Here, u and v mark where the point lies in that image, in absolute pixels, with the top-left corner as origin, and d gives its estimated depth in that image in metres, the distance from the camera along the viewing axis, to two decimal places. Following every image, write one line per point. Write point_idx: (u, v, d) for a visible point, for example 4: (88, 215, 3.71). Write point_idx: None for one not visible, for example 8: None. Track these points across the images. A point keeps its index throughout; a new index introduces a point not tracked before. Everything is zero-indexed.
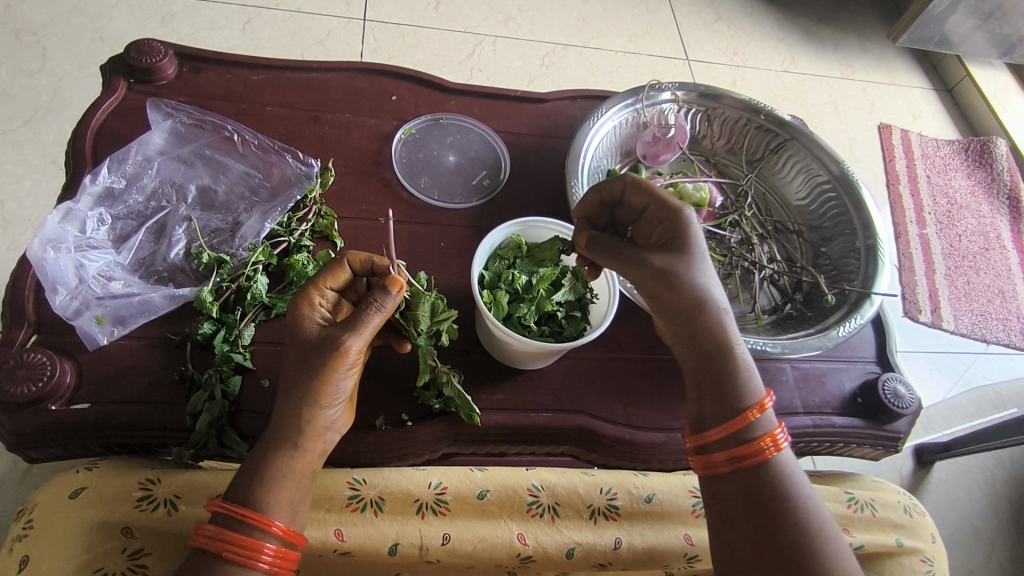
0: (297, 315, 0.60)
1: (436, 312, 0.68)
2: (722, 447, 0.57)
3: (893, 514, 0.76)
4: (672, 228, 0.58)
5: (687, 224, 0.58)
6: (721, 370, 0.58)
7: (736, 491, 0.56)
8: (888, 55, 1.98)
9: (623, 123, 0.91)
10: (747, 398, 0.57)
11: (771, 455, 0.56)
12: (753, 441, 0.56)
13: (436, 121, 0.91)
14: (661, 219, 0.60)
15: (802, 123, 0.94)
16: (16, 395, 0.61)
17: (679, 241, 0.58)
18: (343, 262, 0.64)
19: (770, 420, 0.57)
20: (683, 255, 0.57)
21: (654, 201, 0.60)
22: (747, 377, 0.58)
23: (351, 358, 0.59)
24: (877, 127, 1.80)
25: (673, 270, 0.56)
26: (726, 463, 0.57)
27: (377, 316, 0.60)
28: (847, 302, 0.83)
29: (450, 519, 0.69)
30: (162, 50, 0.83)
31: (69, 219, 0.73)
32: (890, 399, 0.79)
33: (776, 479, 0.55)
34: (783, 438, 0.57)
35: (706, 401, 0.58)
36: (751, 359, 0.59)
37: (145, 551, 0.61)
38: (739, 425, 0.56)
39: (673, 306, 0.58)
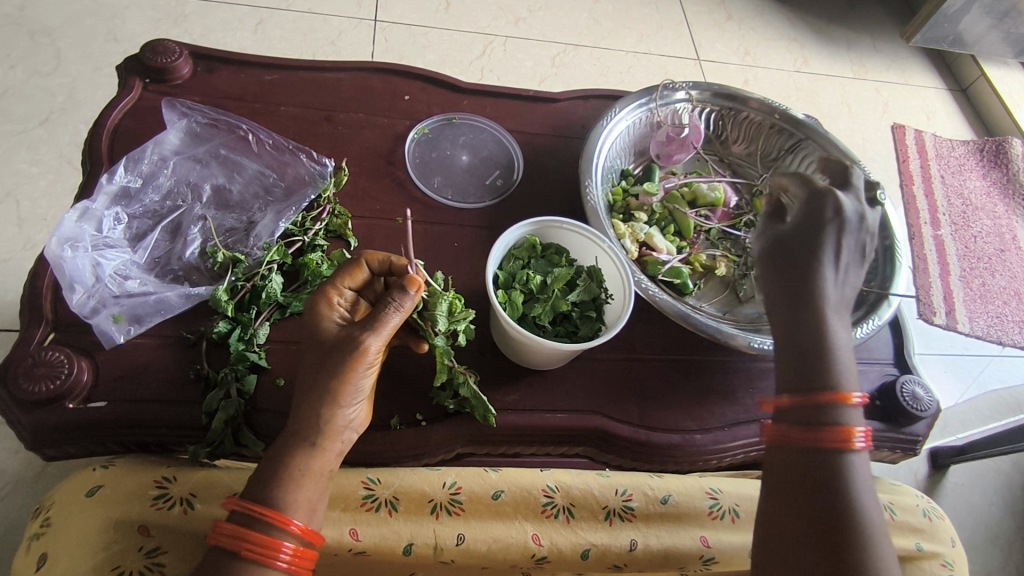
0: (316, 315, 0.61)
1: (453, 311, 0.68)
2: (798, 421, 0.56)
3: (912, 517, 0.75)
4: (809, 210, 0.62)
5: (828, 208, 0.61)
6: (814, 346, 0.58)
7: (799, 469, 0.55)
8: (901, 54, 1.96)
9: (636, 122, 0.91)
10: (837, 383, 0.56)
11: (846, 446, 0.54)
12: (832, 424, 0.54)
13: (449, 121, 0.91)
14: (813, 204, 0.63)
15: (816, 122, 0.93)
16: (34, 392, 0.61)
17: (813, 222, 0.61)
18: (360, 262, 0.64)
19: (854, 417, 0.55)
20: (811, 234, 0.61)
21: (813, 190, 0.64)
22: (840, 368, 0.57)
23: (370, 357, 0.59)
24: (891, 127, 1.78)
25: (808, 251, 0.60)
26: (797, 434, 0.56)
27: (395, 314, 0.59)
28: (865, 304, 0.82)
29: (464, 520, 0.69)
30: (177, 50, 0.84)
31: (86, 218, 0.74)
32: (908, 401, 0.79)
33: (844, 470, 0.54)
34: (866, 436, 0.55)
35: (792, 372, 0.58)
36: (851, 359, 0.59)
37: (161, 550, 0.61)
38: (822, 405, 0.55)
39: (783, 275, 0.61)
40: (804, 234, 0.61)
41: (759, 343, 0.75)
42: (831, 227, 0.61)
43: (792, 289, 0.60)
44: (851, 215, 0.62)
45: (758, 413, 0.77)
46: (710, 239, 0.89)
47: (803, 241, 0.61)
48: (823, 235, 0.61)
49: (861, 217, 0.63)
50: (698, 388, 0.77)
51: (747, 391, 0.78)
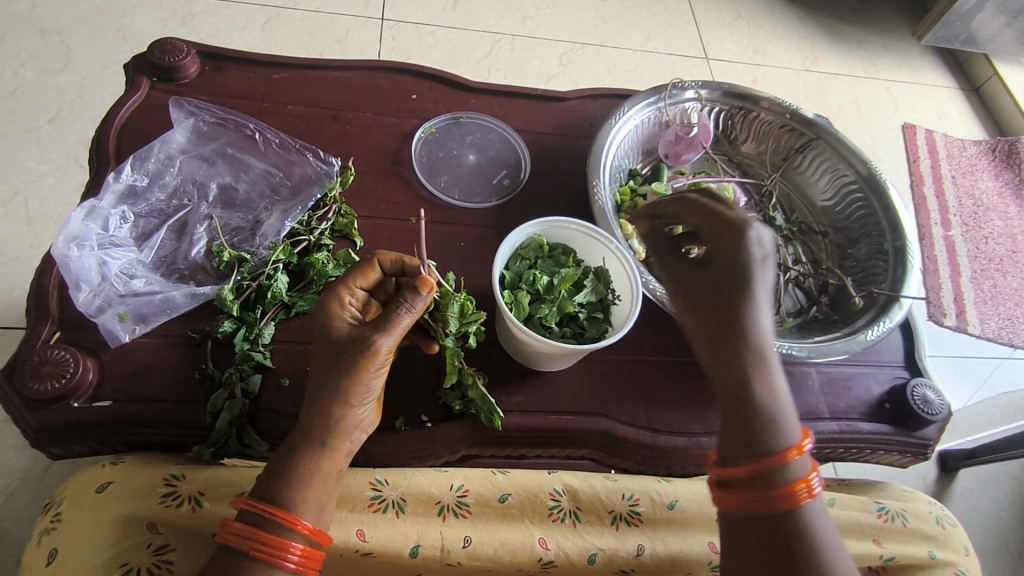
0: (327, 313, 0.60)
1: (464, 312, 0.67)
2: (748, 487, 0.52)
3: (925, 524, 0.75)
4: (727, 249, 0.54)
5: (743, 244, 0.53)
6: (750, 407, 0.53)
7: (757, 536, 0.52)
8: (912, 53, 1.94)
9: (645, 122, 0.90)
10: (781, 439, 0.52)
11: (800, 500, 0.51)
12: (783, 486, 0.51)
13: (456, 120, 0.90)
14: (717, 238, 0.55)
15: (828, 121, 0.92)
16: (40, 391, 0.61)
17: (733, 266, 0.54)
18: (373, 262, 0.63)
19: (803, 465, 0.52)
20: (734, 282, 0.54)
21: (709, 218, 0.56)
22: (780, 417, 0.53)
23: (381, 357, 0.59)
24: (901, 127, 1.77)
25: (727, 304, 0.54)
26: (750, 502, 0.52)
27: (407, 316, 0.59)
28: (875, 306, 0.81)
29: (471, 522, 0.69)
30: (184, 49, 0.84)
31: (92, 217, 0.74)
32: (919, 405, 0.77)
33: (803, 529, 0.51)
34: (817, 483, 0.52)
35: (734, 433, 0.54)
36: (789, 398, 0.55)
37: (170, 547, 0.61)
38: (771, 467, 0.51)
39: (712, 331, 0.55)
40: (727, 281, 0.54)
41: None
42: (750, 269, 0.53)
43: (715, 343, 0.55)
44: (762, 244, 0.54)
45: None
46: None
47: (719, 292, 0.55)
48: (737, 281, 0.53)
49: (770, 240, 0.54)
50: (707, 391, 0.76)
51: None
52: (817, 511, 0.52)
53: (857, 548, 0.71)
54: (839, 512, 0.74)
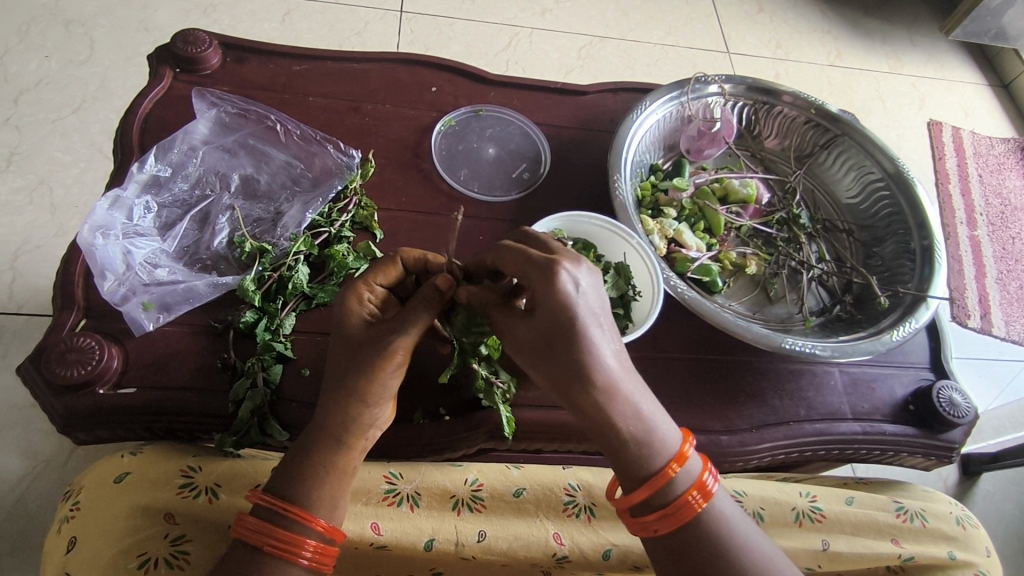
0: (345, 309, 0.60)
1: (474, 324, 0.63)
2: (645, 511, 0.55)
3: (945, 525, 0.73)
4: (543, 296, 0.52)
5: (555, 287, 0.52)
6: (616, 441, 0.54)
7: (666, 551, 0.55)
8: (938, 48, 1.90)
9: (667, 116, 0.89)
10: (660, 457, 0.55)
11: (698, 504, 0.54)
12: (675, 500, 0.54)
13: (476, 113, 0.90)
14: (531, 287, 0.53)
15: (854, 117, 0.91)
16: (66, 377, 0.62)
17: (553, 316, 0.52)
18: (395, 259, 0.62)
19: (689, 470, 0.55)
20: (560, 331, 0.52)
21: (520, 267, 0.54)
22: (653, 434, 0.55)
23: (398, 359, 0.58)
24: (927, 124, 1.73)
25: (553, 350, 0.53)
26: (653, 525, 0.55)
27: (427, 314, 0.58)
28: (901, 306, 0.80)
29: (486, 517, 0.69)
30: (207, 40, 0.84)
31: (117, 206, 0.74)
32: (945, 408, 0.76)
33: (706, 531, 0.54)
34: (709, 482, 0.55)
35: (616, 466, 0.55)
36: (658, 410, 0.56)
37: (186, 538, 0.61)
38: (658, 488, 0.54)
39: (557, 384, 0.54)
40: (548, 333, 0.52)
41: (790, 344, 0.73)
42: (571, 314, 0.52)
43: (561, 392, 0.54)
44: (576, 282, 0.52)
45: (788, 416, 0.75)
46: (740, 236, 0.87)
47: (542, 344, 0.53)
48: (561, 331, 0.52)
49: (592, 279, 0.53)
50: (727, 389, 0.75)
51: (777, 393, 0.76)
52: (718, 503, 0.56)
53: (873, 548, 0.71)
54: (856, 511, 0.73)
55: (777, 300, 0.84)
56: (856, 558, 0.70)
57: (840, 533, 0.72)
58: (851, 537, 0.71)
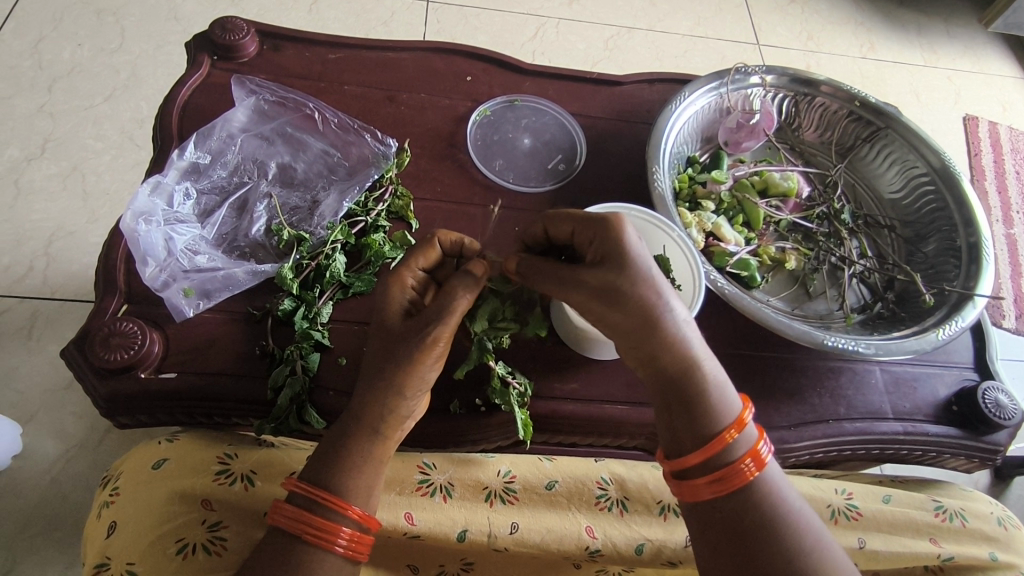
0: (385, 294, 0.60)
1: (496, 317, 0.68)
2: (700, 472, 0.55)
3: (985, 525, 0.71)
4: (605, 240, 0.55)
5: (619, 230, 0.55)
6: (682, 392, 0.55)
7: (717, 517, 0.53)
8: (976, 41, 1.85)
9: (706, 107, 0.87)
10: (720, 419, 0.55)
11: (752, 474, 0.54)
12: (732, 463, 0.54)
13: (511, 103, 0.89)
14: (590, 238, 0.57)
15: (899, 110, 0.89)
16: (110, 361, 0.63)
17: (615, 255, 0.54)
18: (434, 242, 0.63)
19: (747, 437, 0.55)
20: (622, 268, 0.54)
21: (578, 222, 0.57)
22: (717, 391, 0.56)
23: (437, 348, 0.57)
24: (963, 118, 1.69)
25: (614, 288, 0.54)
26: (707, 488, 0.54)
27: (465, 296, 0.57)
28: (946, 304, 0.78)
29: (518, 508, 0.68)
30: (244, 28, 0.84)
31: (157, 192, 0.75)
32: (991, 409, 0.74)
33: (760, 500, 0.53)
34: (765, 453, 0.55)
35: (678, 422, 0.56)
36: (723, 374, 0.57)
37: (222, 524, 0.61)
38: (717, 448, 0.54)
39: (628, 326, 0.55)
40: (611, 271, 0.54)
41: (833, 341, 0.71)
42: (634, 253, 0.54)
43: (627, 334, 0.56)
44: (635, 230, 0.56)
45: (828, 414, 0.73)
46: (779, 231, 0.86)
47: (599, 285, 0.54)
48: (621, 267, 0.54)
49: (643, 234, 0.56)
50: (765, 386, 0.74)
51: (816, 390, 0.75)
52: (772, 476, 0.55)
53: (911, 547, 0.69)
54: (892, 510, 0.71)
55: (817, 296, 0.83)
56: (894, 558, 0.68)
57: (876, 532, 0.70)
58: (887, 536, 0.70)
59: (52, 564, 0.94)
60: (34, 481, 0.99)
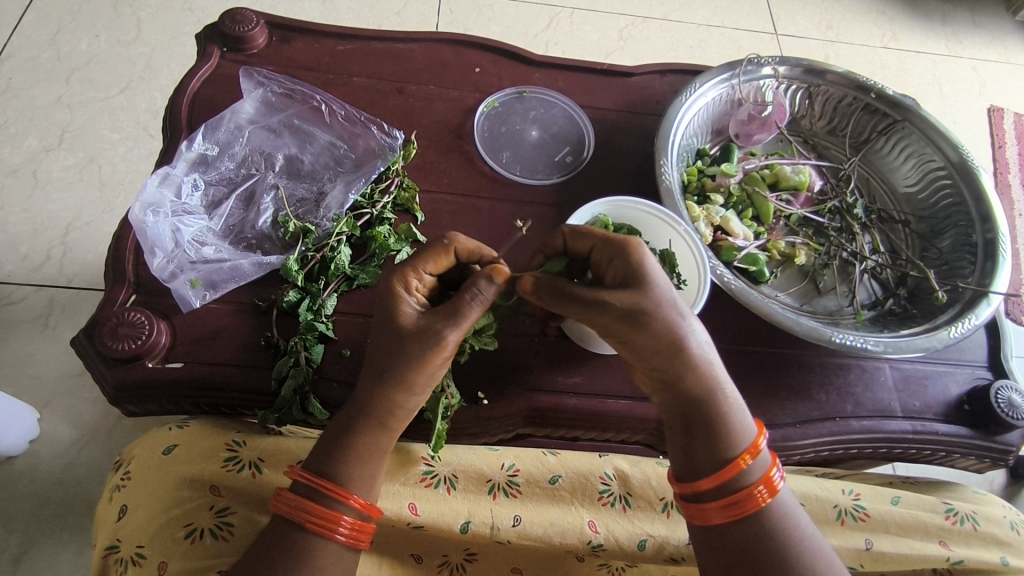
0: (393, 298, 0.58)
1: (482, 330, 0.68)
2: (711, 496, 0.55)
3: (997, 529, 0.70)
4: (624, 263, 0.56)
5: (636, 253, 0.55)
6: (700, 417, 0.56)
7: (728, 541, 0.54)
8: (1004, 30, 1.80)
9: (717, 99, 0.86)
10: (734, 445, 0.55)
11: (765, 500, 0.54)
12: (747, 487, 0.54)
13: (519, 94, 0.89)
14: (611, 257, 0.57)
15: (916, 103, 0.87)
16: (117, 351, 0.64)
17: (637, 276, 0.54)
18: (449, 248, 0.60)
19: (762, 463, 0.55)
20: (645, 289, 0.54)
21: (598, 242, 0.58)
22: (735, 419, 0.56)
23: (446, 351, 0.57)
24: (987, 109, 1.64)
25: (639, 308, 0.53)
26: (717, 512, 0.54)
27: (476, 307, 0.56)
28: (960, 301, 0.76)
29: (521, 502, 0.68)
30: (253, 19, 0.84)
31: (166, 184, 0.76)
32: (1004, 409, 0.72)
33: (772, 525, 0.54)
34: (777, 479, 0.55)
35: (695, 447, 0.56)
36: (740, 399, 0.58)
37: (230, 510, 0.62)
38: (730, 473, 0.54)
39: (651, 347, 0.55)
40: (635, 290, 0.54)
41: (841, 338, 0.70)
42: (653, 274, 0.55)
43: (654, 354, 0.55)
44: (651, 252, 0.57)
45: (835, 411, 0.73)
46: (790, 225, 0.84)
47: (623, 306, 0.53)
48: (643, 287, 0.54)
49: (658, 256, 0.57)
50: (772, 383, 0.73)
51: (824, 388, 0.74)
52: (784, 501, 0.55)
53: (919, 549, 0.68)
54: (902, 511, 0.70)
55: (826, 293, 0.82)
56: (901, 559, 0.67)
57: (884, 533, 0.69)
58: (896, 537, 0.69)
59: (65, 546, 0.96)
60: (50, 466, 1.01)
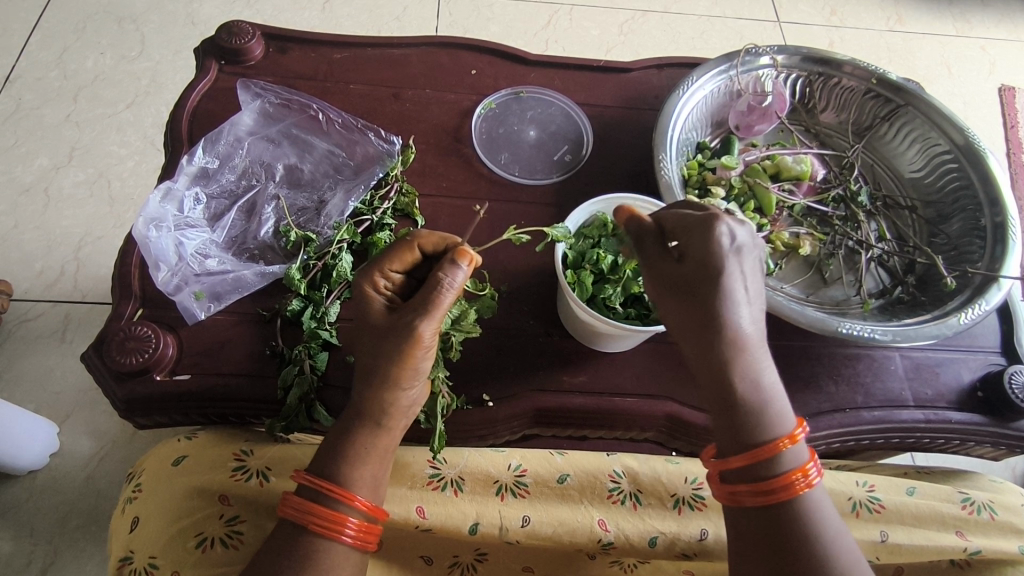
0: (364, 300, 0.60)
1: (460, 318, 0.64)
2: (743, 478, 0.53)
3: (1017, 518, 0.68)
4: (702, 240, 0.54)
5: (713, 235, 0.53)
6: (731, 401, 0.54)
7: (757, 526, 0.53)
8: (1013, 7, 1.77)
9: (715, 91, 0.85)
10: (772, 429, 0.53)
11: (799, 490, 0.52)
12: (782, 475, 0.52)
13: (516, 95, 0.88)
14: (692, 232, 0.55)
15: (919, 86, 0.85)
16: (125, 364, 0.65)
17: (708, 257, 0.53)
18: (411, 245, 0.60)
19: (800, 453, 0.53)
20: (705, 273, 0.53)
21: (682, 218, 0.56)
22: (771, 409, 0.54)
23: (427, 342, 0.57)
24: (998, 89, 1.61)
25: (692, 286, 0.54)
26: (750, 495, 0.53)
27: (447, 294, 0.56)
28: (969, 287, 0.75)
29: (529, 502, 0.68)
30: (250, 31, 0.85)
31: (168, 198, 0.77)
32: (1018, 394, 0.71)
33: (804, 515, 0.52)
34: (815, 473, 0.53)
35: (726, 430, 0.54)
36: (781, 389, 0.55)
37: (239, 519, 0.62)
38: (765, 458, 0.52)
39: (689, 323, 0.55)
40: (699, 270, 0.53)
41: (847, 328, 0.69)
42: (722, 260, 0.53)
43: (692, 329, 0.54)
44: (736, 236, 0.54)
45: (844, 402, 0.72)
46: (793, 216, 0.83)
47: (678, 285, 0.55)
48: (708, 270, 0.53)
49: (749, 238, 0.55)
50: (779, 376, 0.72)
51: (832, 378, 0.73)
52: (818, 496, 0.53)
53: (935, 541, 0.67)
54: (917, 502, 0.69)
55: (832, 283, 0.81)
56: (917, 550, 0.67)
57: (899, 525, 0.68)
58: (911, 529, 0.68)
59: (90, 558, 0.98)
60: (70, 480, 1.03)
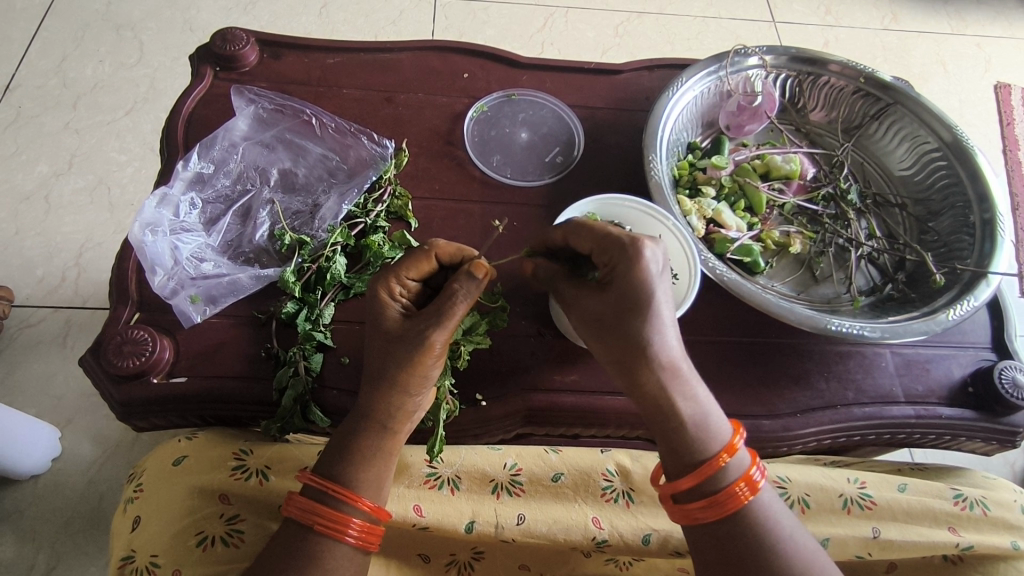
0: (378, 304, 0.60)
1: (471, 329, 0.69)
2: (692, 496, 0.55)
3: (1009, 514, 0.68)
4: (623, 270, 0.55)
5: (640, 266, 0.54)
6: (668, 426, 0.56)
7: (712, 540, 0.54)
8: (1008, 5, 1.77)
9: (705, 92, 0.86)
10: (713, 441, 0.55)
11: (744, 499, 0.54)
12: (725, 488, 0.54)
13: (508, 98, 0.89)
14: (609, 261, 0.56)
15: (908, 85, 0.86)
16: (123, 368, 0.66)
17: (629, 287, 0.54)
18: (429, 254, 0.61)
19: (739, 462, 0.55)
20: (630, 303, 0.54)
21: (598, 242, 0.57)
22: (707, 425, 0.56)
23: (437, 350, 0.58)
24: (994, 86, 1.62)
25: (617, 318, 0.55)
26: (700, 511, 0.55)
27: (461, 304, 0.57)
28: (958, 283, 0.76)
29: (524, 500, 0.69)
30: (244, 37, 0.86)
31: (164, 204, 0.78)
32: (1008, 390, 0.72)
33: (754, 522, 0.54)
34: (759, 477, 0.55)
35: (668, 453, 0.57)
36: (713, 401, 0.57)
37: (240, 518, 0.63)
38: (706, 473, 0.54)
39: (617, 355, 0.56)
40: (623, 302, 0.55)
41: (836, 325, 0.70)
42: (648, 289, 0.54)
43: (621, 361, 0.56)
44: (656, 259, 0.55)
45: (835, 399, 0.72)
46: (784, 214, 0.84)
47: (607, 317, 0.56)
48: (633, 302, 0.54)
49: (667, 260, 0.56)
50: (770, 374, 0.73)
51: (824, 375, 0.73)
52: (767, 500, 0.55)
53: (927, 537, 0.67)
54: (909, 498, 0.69)
55: (823, 280, 0.81)
56: (910, 547, 0.67)
57: (891, 521, 0.68)
58: (904, 525, 0.68)
59: (93, 561, 0.98)
60: (73, 483, 1.04)
